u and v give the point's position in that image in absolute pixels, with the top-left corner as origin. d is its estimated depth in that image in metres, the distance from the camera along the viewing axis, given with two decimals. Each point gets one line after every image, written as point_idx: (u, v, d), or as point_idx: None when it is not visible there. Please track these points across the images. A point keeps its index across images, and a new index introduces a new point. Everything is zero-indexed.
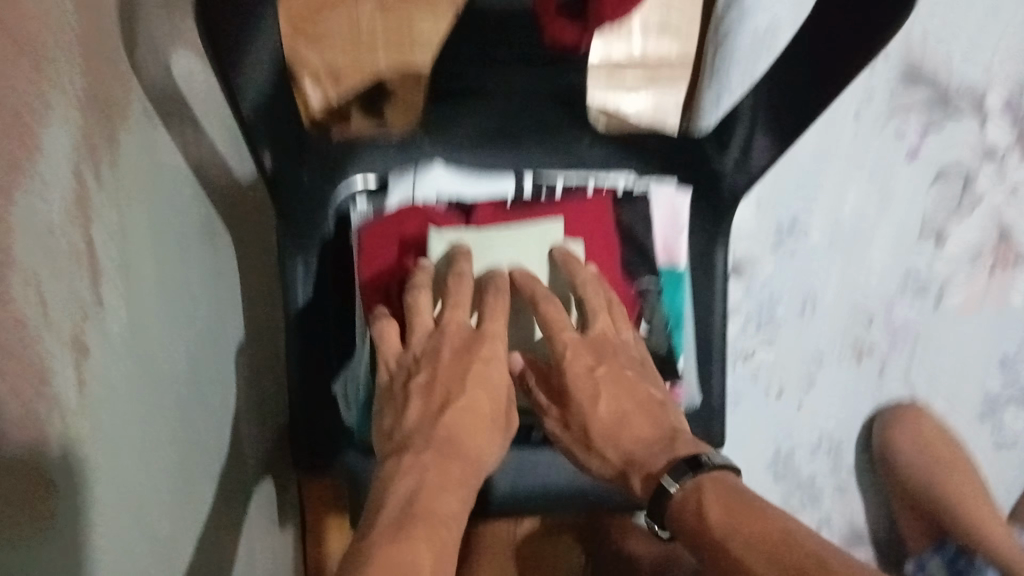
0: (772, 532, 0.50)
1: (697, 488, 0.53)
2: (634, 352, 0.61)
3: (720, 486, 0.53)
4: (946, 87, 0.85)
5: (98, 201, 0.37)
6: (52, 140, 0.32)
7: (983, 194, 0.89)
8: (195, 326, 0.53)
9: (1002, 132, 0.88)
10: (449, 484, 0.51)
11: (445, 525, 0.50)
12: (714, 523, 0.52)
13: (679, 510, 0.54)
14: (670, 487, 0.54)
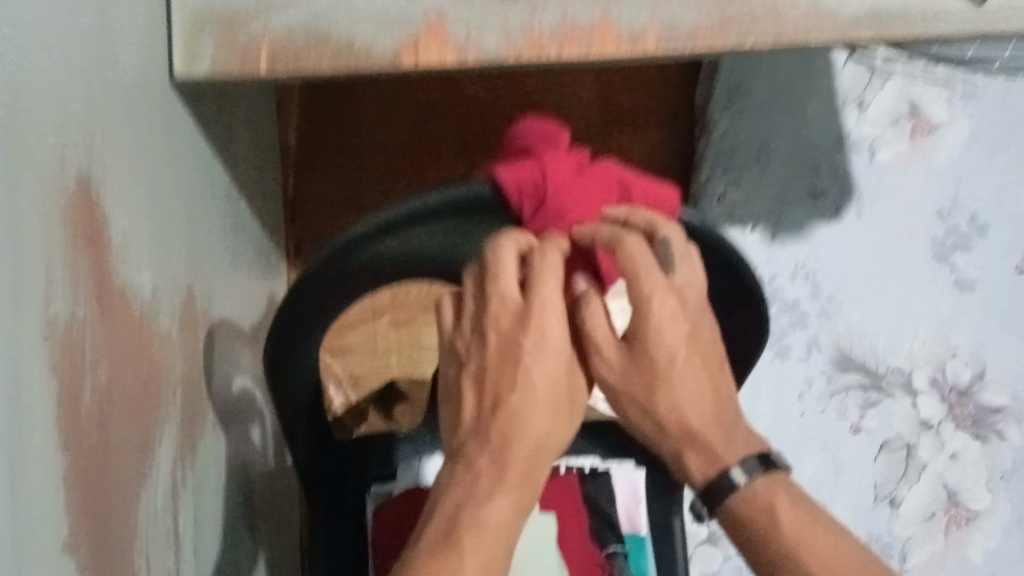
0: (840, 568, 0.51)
1: (762, 488, 0.54)
2: (701, 289, 0.55)
3: (777, 479, 0.55)
4: (877, 371, 1.05)
5: (183, 488, 0.49)
6: (164, 448, 0.45)
7: (926, 463, 1.03)
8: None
9: (933, 406, 1.04)
10: (508, 486, 0.50)
11: (519, 465, 0.50)
12: (781, 521, 0.53)
13: (737, 517, 0.54)
14: (734, 476, 0.54)
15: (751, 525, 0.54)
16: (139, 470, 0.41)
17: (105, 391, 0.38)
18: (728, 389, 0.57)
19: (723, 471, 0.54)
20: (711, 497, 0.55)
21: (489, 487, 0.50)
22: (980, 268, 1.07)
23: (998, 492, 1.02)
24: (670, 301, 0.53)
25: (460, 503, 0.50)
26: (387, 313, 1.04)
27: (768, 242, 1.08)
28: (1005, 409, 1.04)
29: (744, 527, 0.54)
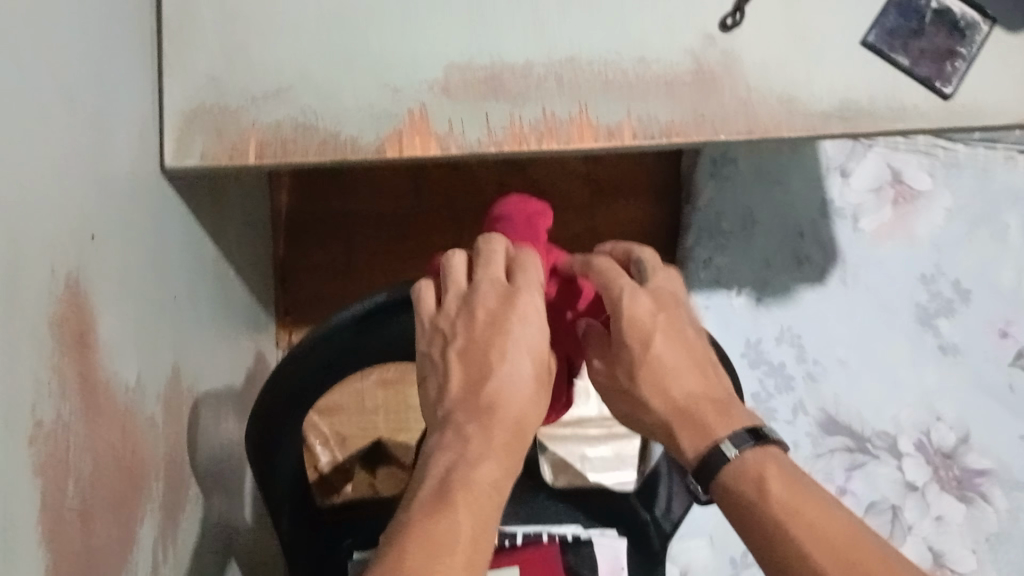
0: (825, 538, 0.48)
1: (755, 461, 0.52)
2: (673, 289, 0.57)
3: (770, 456, 0.52)
4: (863, 434, 1.06)
5: (164, 568, 0.50)
6: (144, 535, 0.45)
7: (913, 526, 1.03)
8: None
9: (918, 468, 1.05)
10: (486, 448, 0.48)
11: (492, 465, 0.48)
12: (773, 497, 0.50)
13: (731, 486, 0.52)
14: (726, 450, 0.52)
15: (747, 499, 0.51)
16: (119, 559, 0.42)
17: (88, 486, 0.38)
18: (721, 382, 0.56)
19: (716, 446, 0.52)
20: (706, 471, 0.52)
21: (474, 460, 0.48)
22: (963, 335, 1.09)
23: (984, 558, 1.03)
24: (650, 317, 0.54)
25: (439, 457, 0.48)
26: (377, 372, 1.04)
27: (755, 305, 1.09)
28: (991, 472, 1.06)
29: (743, 505, 0.51)
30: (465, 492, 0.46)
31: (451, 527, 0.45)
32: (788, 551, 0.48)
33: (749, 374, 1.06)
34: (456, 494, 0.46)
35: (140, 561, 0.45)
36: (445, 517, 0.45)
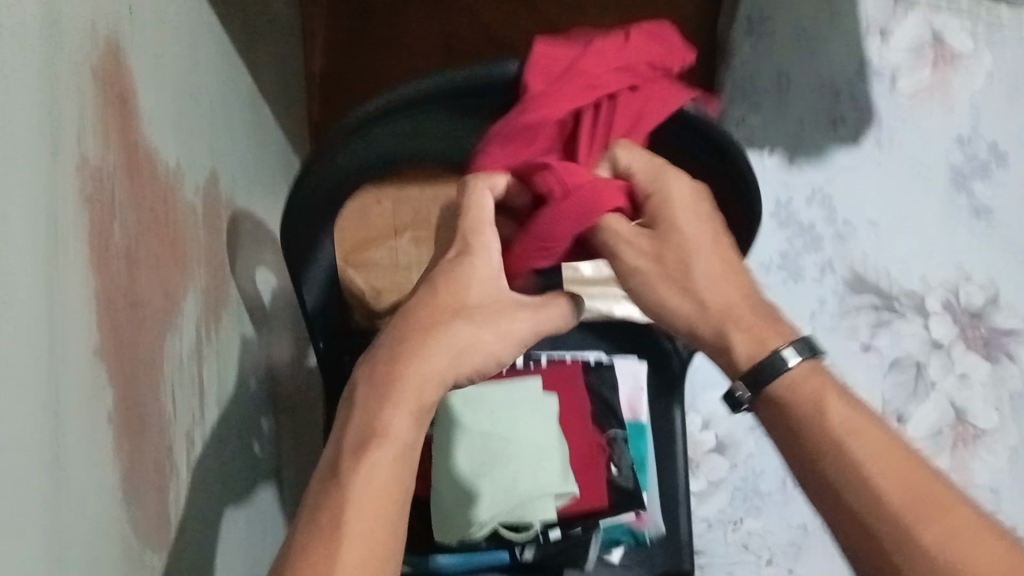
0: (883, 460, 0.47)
1: (811, 376, 0.51)
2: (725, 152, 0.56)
3: (814, 378, 0.50)
4: (890, 293, 1.07)
5: (206, 347, 0.53)
6: (189, 306, 0.49)
7: (935, 382, 1.05)
8: (242, 465, 0.67)
9: (944, 326, 1.07)
10: (412, 402, 0.49)
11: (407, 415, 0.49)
12: (829, 415, 0.49)
13: (784, 399, 0.50)
14: (786, 357, 0.50)
15: (796, 415, 0.50)
16: (165, 318, 0.45)
17: (134, 235, 0.41)
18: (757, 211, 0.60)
19: (775, 351, 0.51)
20: (761, 378, 0.51)
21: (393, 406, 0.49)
22: (997, 197, 1.08)
23: (1005, 413, 1.05)
24: (695, 209, 0.54)
25: (364, 412, 0.49)
26: (409, 230, 1.06)
27: (786, 165, 1.10)
28: (1018, 332, 1.06)
29: (793, 425, 0.50)
30: (378, 442, 0.48)
31: (366, 484, 0.46)
32: (835, 469, 0.48)
33: (776, 233, 1.09)
34: (378, 449, 0.47)
35: (185, 328, 0.48)
36: (362, 474, 0.47)
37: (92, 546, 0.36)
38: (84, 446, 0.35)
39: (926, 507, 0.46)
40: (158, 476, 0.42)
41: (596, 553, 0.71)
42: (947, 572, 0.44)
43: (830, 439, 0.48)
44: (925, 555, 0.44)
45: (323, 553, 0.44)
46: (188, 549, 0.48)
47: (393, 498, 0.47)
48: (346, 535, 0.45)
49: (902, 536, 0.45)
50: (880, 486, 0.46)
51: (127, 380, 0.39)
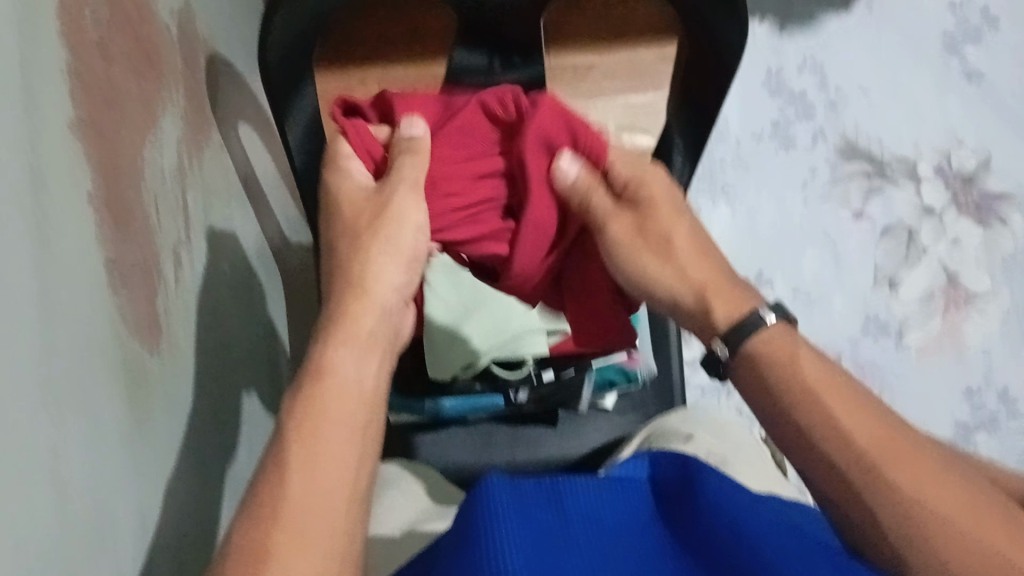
0: (838, 409, 0.42)
1: (784, 336, 0.45)
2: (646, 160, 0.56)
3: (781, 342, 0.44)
4: (881, 160, 1.07)
5: (190, 177, 0.53)
6: (166, 128, 0.49)
7: (927, 249, 1.04)
8: (251, 319, 0.67)
9: (937, 192, 1.06)
10: (354, 342, 0.47)
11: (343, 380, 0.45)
12: (804, 371, 0.43)
13: (758, 357, 0.44)
14: (764, 316, 0.45)
15: (769, 381, 0.44)
16: (143, 128, 0.45)
17: (106, 30, 0.41)
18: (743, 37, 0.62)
19: (754, 310, 0.46)
20: (739, 337, 0.45)
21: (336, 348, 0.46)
22: (988, 60, 1.09)
23: (998, 277, 1.04)
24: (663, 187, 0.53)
25: (314, 358, 0.46)
26: None
27: (777, 34, 1.09)
28: (1009, 196, 1.06)
29: (767, 384, 0.44)
30: (324, 382, 0.44)
31: (311, 421, 0.42)
32: (811, 417, 0.42)
33: (768, 101, 1.08)
34: (322, 387, 0.44)
35: (166, 148, 0.48)
36: (318, 406, 0.43)
37: (87, 321, 0.36)
38: (77, 223, 0.36)
39: (887, 442, 0.41)
40: (145, 277, 0.43)
41: (588, 396, 0.73)
42: (913, 515, 0.40)
43: (801, 387, 0.43)
44: (889, 487, 0.40)
45: (273, 493, 0.39)
46: (185, 367, 0.49)
47: (347, 446, 0.42)
48: (304, 470, 0.40)
49: (875, 475, 0.40)
50: (846, 439, 0.41)
51: (109, 172, 0.40)
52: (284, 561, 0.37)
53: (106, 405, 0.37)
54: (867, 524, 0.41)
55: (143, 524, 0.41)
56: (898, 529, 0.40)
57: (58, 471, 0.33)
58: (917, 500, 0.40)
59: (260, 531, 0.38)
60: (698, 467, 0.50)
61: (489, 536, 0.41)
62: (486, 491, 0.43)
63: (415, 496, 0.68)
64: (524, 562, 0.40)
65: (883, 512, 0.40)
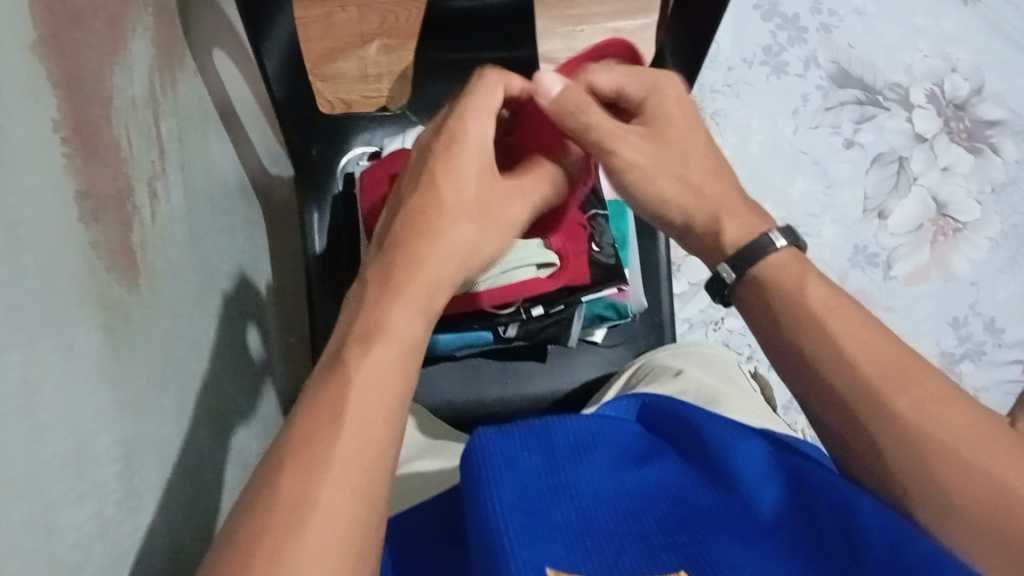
0: (837, 342, 0.41)
1: (794, 263, 0.45)
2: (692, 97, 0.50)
3: (794, 269, 0.44)
4: (874, 86, 1.06)
5: (163, 103, 0.50)
6: (135, 50, 0.46)
7: (918, 176, 1.03)
8: (235, 250, 0.64)
9: (929, 119, 1.05)
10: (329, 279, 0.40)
11: (390, 338, 0.39)
12: (811, 295, 0.43)
13: (768, 282, 0.44)
14: (777, 241, 0.45)
15: (776, 308, 0.43)
16: (111, 50, 0.42)
17: None
18: None
19: (764, 234, 0.45)
20: (749, 261, 0.45)
21: (385, 304, 0.41)
22: None
23: (988, 204, 1.03)
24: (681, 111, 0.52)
25: (363, 314, 0.40)
26: (379, 38, 1.00)
27: None
28: (1002, 122, 1.05)
29: (771, 305, 0.44)
30: (379, 340, 0.39)
31: (364, 379, 0.37)
32: (806, 339, 0.41)
33: (761, 24, 1.06)
34: (380, 345, 0.39)
35: (136, 72, 0.46)
36: (365, 369, 0.37)
37: (54, 251, 0.34)
38: (40, 151, 0.33)
39: (898, 369, 0.40)
40: (117, 207, 0.40)
41: (578, 331, 0.72)
42: (914, 438, 0.38)
43: (809, 312, 0.42)
44: (894, 416, 0.39)
45: (315, 439, 0.35)
46: (167, 304, 0.47)
47: (389, 403, 0.37)
48: (350, 425, 0.35)
49: (874, 400, 0.39)
50: (852, 363, 0.40)
51: (76, 97, 0.37)
52: (322, 514, 0.33)
53: (82, 343, 0.36)
54: (870, 450, 0.40)
55: (127, 466, 0.39)
56: (904, 456, 0.38)
57: (35, 414, 0.31)
58: (924, 432, 0.38)
59: (302, 477, 0.34)
60: (686, 409, 0.50)
61: (483, 486, 0.40)
62: (476, 446, 0.43)
63: (405, 430, 0.68)
64: (508, 504, 0.39)
65: (889, 440, 0.39)
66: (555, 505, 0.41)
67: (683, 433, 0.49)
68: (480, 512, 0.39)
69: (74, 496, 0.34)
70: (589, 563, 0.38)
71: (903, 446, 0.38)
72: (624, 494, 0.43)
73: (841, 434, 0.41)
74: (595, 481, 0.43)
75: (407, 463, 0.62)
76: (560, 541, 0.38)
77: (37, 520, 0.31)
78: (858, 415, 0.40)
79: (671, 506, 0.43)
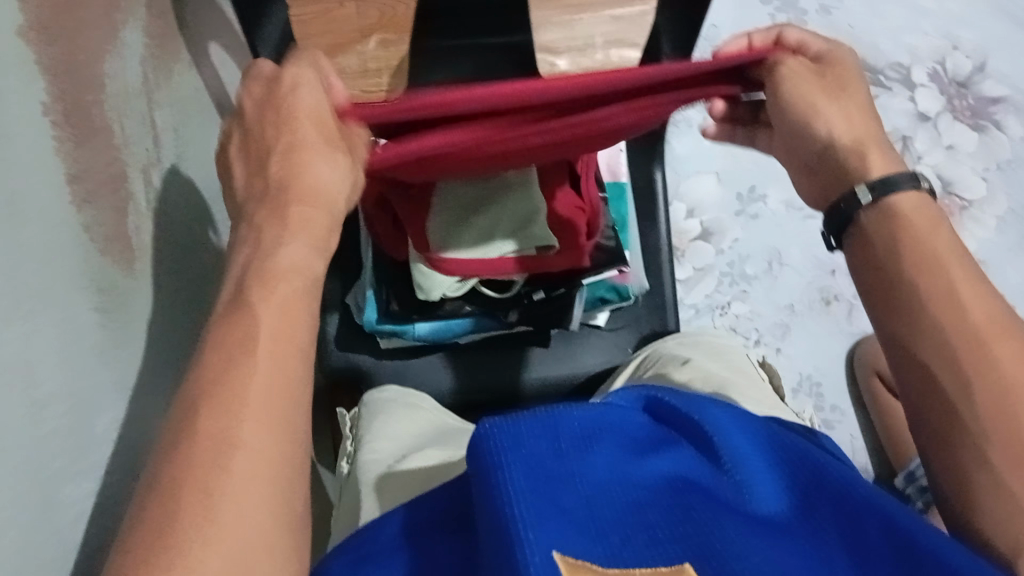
0: (947, 286, 0.42)
1: (925, 207, 0.45)
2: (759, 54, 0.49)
3: (923, 215, 0.44)
4: (876, 66, 1.05)
5: (157, 93, 0.51)
6: (127, 38, 0.46)
7: (922, 155, 1.02)
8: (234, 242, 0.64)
9: (932, 98, 1.04)
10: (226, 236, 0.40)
11: (288, 277, 0.39)
12: (937, 240, 0.43)
13: (903, 217, 0.44)
14: (915, 181, 0.44)
15: (902, 246, 0.43)
16: (101, 37, 0.43)
17: None
18: None
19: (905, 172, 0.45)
20: (889, 190, 0.44)
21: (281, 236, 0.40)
22: None
23: (994, 182, 1.02)
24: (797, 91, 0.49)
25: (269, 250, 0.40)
26: None
27: None
28: (1005, 100, 1.05)
29: (889, 246, 0.44)
30: (267, 270, 0.39)
31: (273, 314, 0.37)
32: (924, 277, 0.42)
33: (760, 8, 1.06)
34: (280, 279, 0.39)
35: (128, 59, 0.46)
36: (276, 302, 0.38)
37: (47, 233, 0.34)
38: (29, 131, 0.34)
39: (997, 323, 0.41)
40: (111, 191, 0.41)
41: (579, 314, 0.72)
42: (1011, 389, 0.39)
43: (932, 248, 0.43)
44: (991, 365, 0.40)
45: (231, 375, 0.35)
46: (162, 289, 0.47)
47: (304, 345, 0.38)
48: (265, 360, 0.36)
49: (977, 351, 0.40)
50: (957, 308, 0.41)
51: (65, 81, 0.37)
52: (251, 447, 0.33)
53: (77, 323, 0.36)
54: (950, 395, 0.41)
55: (124, 447, 0.40)
56: (986, 406, 0.40)
57: (32, 391, 0.32)
58: (1010, 385, 0.39)
59: (224, 418, 0.33)
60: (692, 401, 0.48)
61: (490, 475, 0.38)
62: (482, 435, 0.40)
63: (411, 420, 0.69)
64: (519, 494, 0.37)
65: (980, 389, 0.40)
66: (565, 492, 0.38)
67: (688, 424, 0.46)
68: (492, 500, 0.37)
69: (72, 473, 0.34)
70: (593, 548, 0.36)
71: (992, 396, 0.40)
72: (635, 486, 0.41)
73: (929, 380, 0.42)
74: (607, 473, 0.41)
75: (409, 457, 0.62)
76: (569, 526, 0.36)
77: (34, 493, 0.31)
78: (958, 354, 0.41)
79: (682, 496, 0.40)
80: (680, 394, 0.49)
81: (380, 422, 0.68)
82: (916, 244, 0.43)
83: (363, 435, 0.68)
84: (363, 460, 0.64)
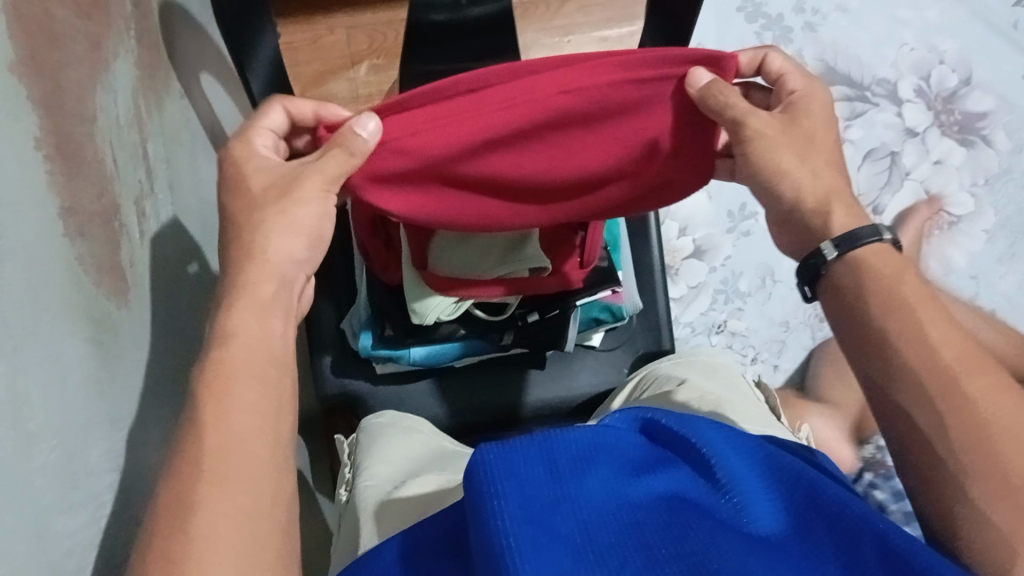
0: (916, 325, 0.42)
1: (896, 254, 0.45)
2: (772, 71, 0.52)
3: (889, 261, 0.45)
4: (862, 82, 1.06)
5: (149, 124, 0.51)
6: (118, 70, 0.47)
7: (911, 170, 1.03)
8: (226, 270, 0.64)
9: (919, 113, 1.05)
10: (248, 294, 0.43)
11: (245, 345, 0.42)
12: (907, 289, 0.44)
13: (869, 265, 0.45)
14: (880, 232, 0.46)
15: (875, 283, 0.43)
16: (92, 70, 0.43)
17: None
18: None
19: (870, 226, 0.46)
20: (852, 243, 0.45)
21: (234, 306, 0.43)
22: None
23: (983, 195, 1.03)
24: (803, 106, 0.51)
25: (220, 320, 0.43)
26: (368, 58, 1.01)
27: None
28: (991, 113, 1.06)
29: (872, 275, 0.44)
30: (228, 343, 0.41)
31: (223, 381, 0.40)
32: (894, 321, 0.43)
33: (747, 26, 1.07)
34: (234, 348, 0.41)
35: (119, 91, 0.46)
36: (229, 370, 0.40)
37: (40, 266, 0.34)
38: (22, 165, 0.34)
39: (968, 358, 0.41)
40: (103, 223, 0.41)
41: (575, 335, 0.72)
42: (981, 423, 0.39)
43: (894, 296, 0.43)
44: (963, 398, 0.40)
45: (190, 446, 0.37)
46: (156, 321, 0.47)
47: (266, 407, 0.40)
48: (217, 425, 0.38)
49: (955, 385, 0.40)
50: (927, 342, 0.41)
51: (56, 115, 0.37)
52: (209, 507, 0.35)
53: (72, 356, 0.36)
54: (932, 432, 0.41)
55: (120, 478, 0.40)
56: (959, 438, 0.39)
57: (26, 425, 0.31)
58: (985, 417, 0.39)
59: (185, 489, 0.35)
60: (687, 421, 0.47)
61: (483, 502, 0.38)
62: (477, 461, 0.40)
63: (411, 444, 0.68)
64: (511, 522, 0.36)
65: (953, 424, 0.40)
66: (558, 518, 0.38)
67: (686, 446, 0.46)
68: (484, 528, 0.36)
69: (68, 505, 0.34)
70: (592, 570, 0.35)
71: (964, 430, 0.39)
72: (630, 511, 0.40)
73: (912, 418, 0.42)
74: (600, 496, 0.40)
75: (405, 483, 0.62)
76: (562, 552, 0.36)
77: (29, 527, 0.31)
78: (930, 391, 0.41)
79: (674, 517, 0.40)
80: (676, 415, 0.49)
81: (377, 447, 0.67)
82: (881, 286, 0.44)
83: (361, 461, 0.67)
84: (360, 483, 0.64)
